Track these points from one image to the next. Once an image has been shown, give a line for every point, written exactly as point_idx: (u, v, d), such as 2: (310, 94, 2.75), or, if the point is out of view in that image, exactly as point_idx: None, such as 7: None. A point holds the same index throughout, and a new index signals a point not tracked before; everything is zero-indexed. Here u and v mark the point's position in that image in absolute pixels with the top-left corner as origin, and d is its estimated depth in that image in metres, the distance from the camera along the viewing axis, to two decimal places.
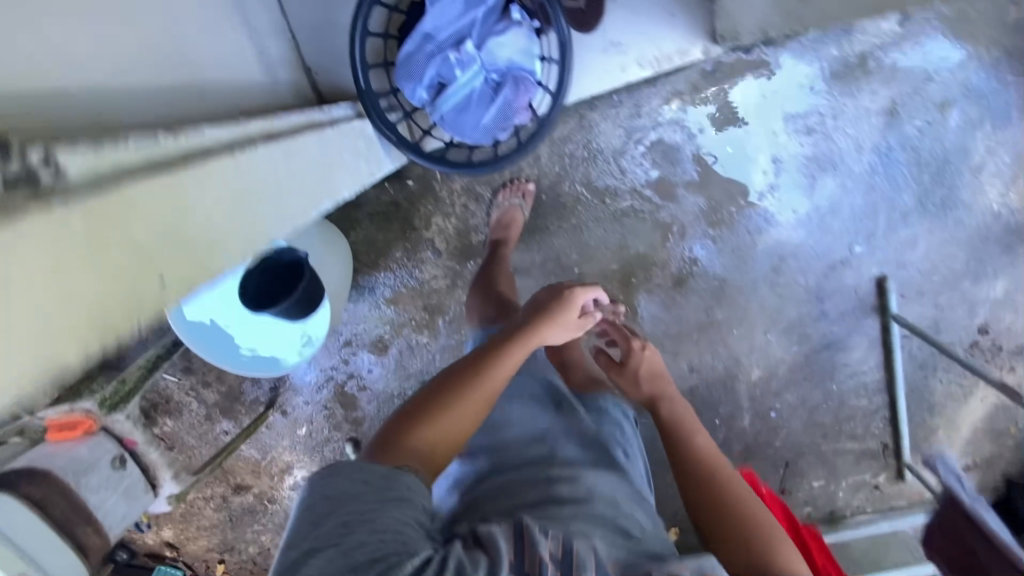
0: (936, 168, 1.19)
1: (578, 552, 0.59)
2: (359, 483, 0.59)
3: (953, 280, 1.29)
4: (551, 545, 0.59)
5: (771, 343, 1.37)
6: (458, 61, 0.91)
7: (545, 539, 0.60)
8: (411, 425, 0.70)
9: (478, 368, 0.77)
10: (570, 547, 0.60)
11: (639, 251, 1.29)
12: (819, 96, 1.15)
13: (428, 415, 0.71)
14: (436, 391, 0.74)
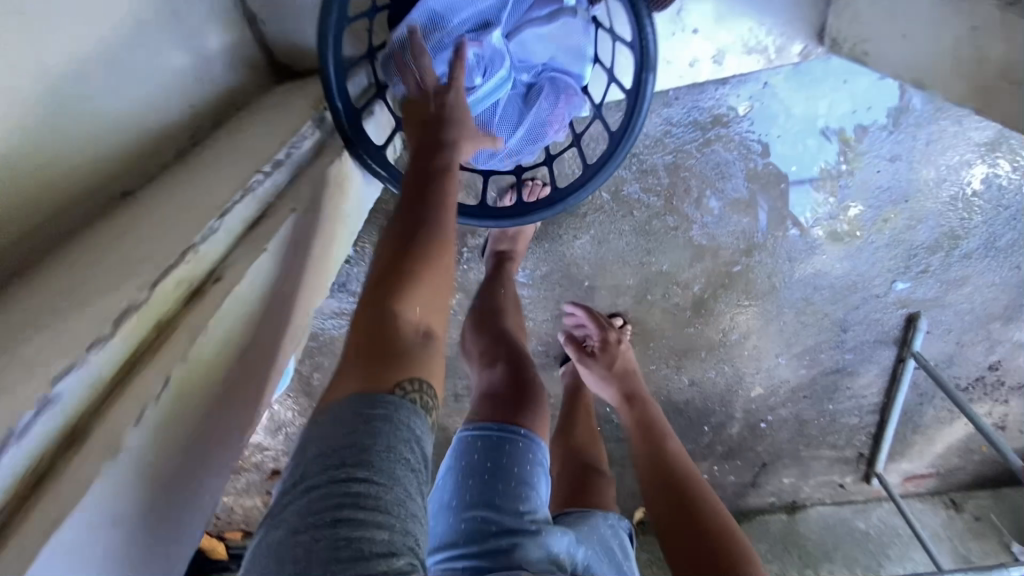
0: (1016, 209, 1.02)
1: None
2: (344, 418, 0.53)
3: (985, 320, 1.20)
4: None
5: (779, 364, 1.28)
6: (477, 60, 0.70)
7: None
8: (382, 306, 0.58)
9: (435, 212, 0.63)
10: None
11: (662, 269, 1.10)
12: (916, 116, 0.92)
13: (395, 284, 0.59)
14: (394, 256, 0.60)
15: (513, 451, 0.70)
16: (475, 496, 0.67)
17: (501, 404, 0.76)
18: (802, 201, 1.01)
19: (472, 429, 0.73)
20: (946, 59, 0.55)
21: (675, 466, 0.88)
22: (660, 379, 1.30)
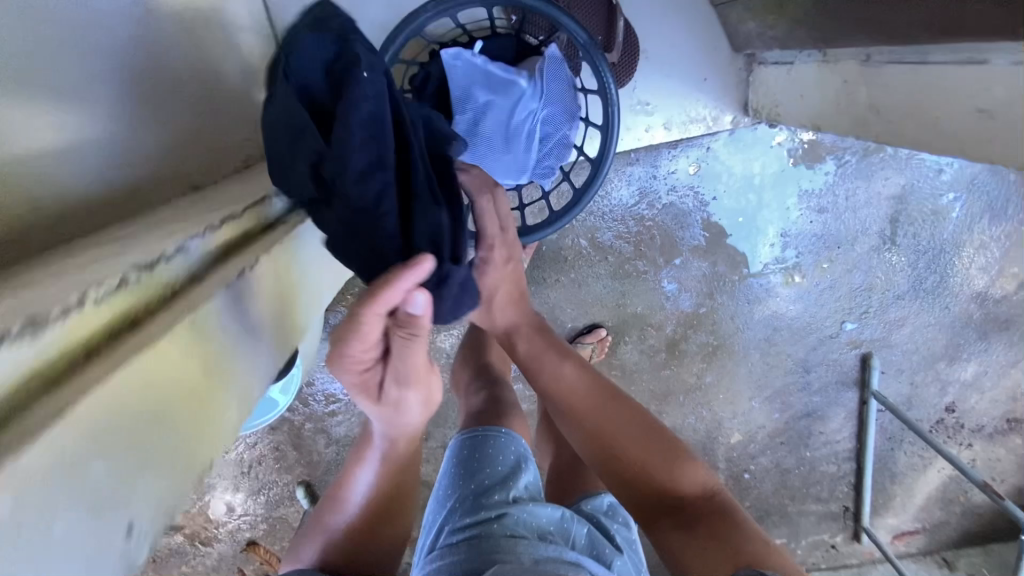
0: (933, 255, 1.20)
1: None
2: None
3: (929, 363, 1.32)
4: None
5: (753, 410, 1.36)
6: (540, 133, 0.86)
7: None
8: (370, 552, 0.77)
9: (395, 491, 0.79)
10: None
11: (636, 311, 1.22)
12: (831, 175, 1.13)
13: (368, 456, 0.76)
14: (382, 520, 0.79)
15: (497, 446, 0.79)
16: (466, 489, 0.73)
17: (489, 412, 0.87)
18: (752, 245, 1.17)
19: (463, 434, 0.83)
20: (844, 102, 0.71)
21: (581, 411, 0.76)
22: None
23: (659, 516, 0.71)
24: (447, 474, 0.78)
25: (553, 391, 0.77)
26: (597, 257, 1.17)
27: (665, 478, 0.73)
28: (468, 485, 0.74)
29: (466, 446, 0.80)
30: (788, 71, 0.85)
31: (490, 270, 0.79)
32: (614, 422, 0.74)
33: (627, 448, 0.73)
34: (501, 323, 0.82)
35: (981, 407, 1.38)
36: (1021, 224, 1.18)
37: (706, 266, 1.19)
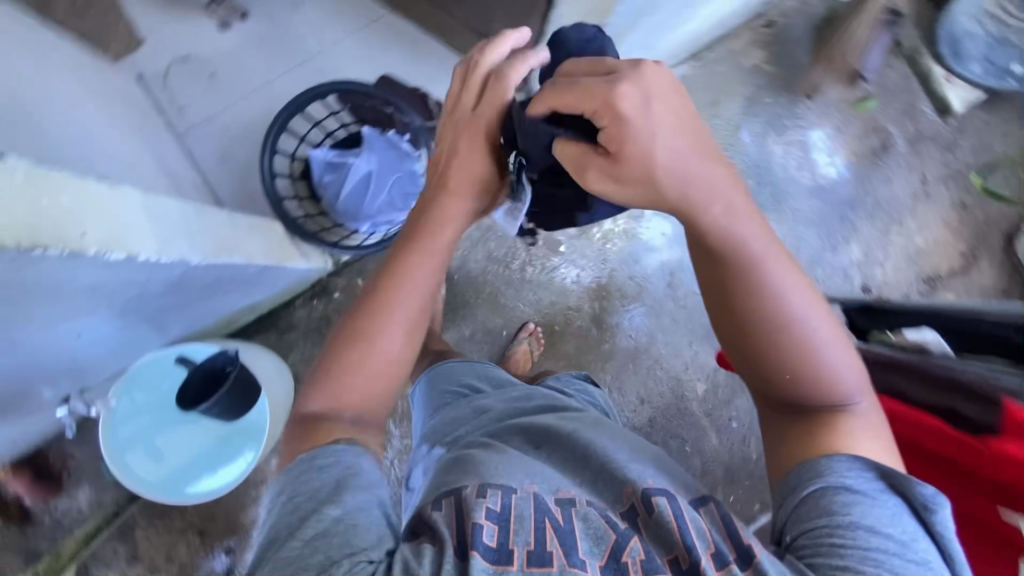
0: (754, 172, 1.49)
1: (519, 503, 0.55)
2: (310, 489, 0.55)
3: (818, 256, 1.50)
4: (490, 501, 0.55)
5: (700, 355, 1.48)
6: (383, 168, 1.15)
7: (483, 498, 0.55)
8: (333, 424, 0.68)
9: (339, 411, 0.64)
10: (511, 501, 0.55)
11: (550, 300, 1.46)
12: None
13: (336, 398, 0.64)
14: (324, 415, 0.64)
15: (469, 367, 0.96)
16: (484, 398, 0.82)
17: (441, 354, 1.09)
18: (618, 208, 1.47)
19: (428, 371, 1.00)
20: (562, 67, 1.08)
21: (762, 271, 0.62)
22: None
23: (782, 406, 0.65)
24: (423, 394, 0.94)
25: (723, 242, 0.61)
26: (501, 269, 1.45)
27: (814, 375, 0.63)
28: (434, 399, 0.91)
29: (449, 374, 0.94)
30: None
31: (596, 173, 0.57)
32: (785, 293, 0.62)
33: (790, 329, 0.62)
34: (662, 177, 0.55)
35: (890, 278, 1.50)
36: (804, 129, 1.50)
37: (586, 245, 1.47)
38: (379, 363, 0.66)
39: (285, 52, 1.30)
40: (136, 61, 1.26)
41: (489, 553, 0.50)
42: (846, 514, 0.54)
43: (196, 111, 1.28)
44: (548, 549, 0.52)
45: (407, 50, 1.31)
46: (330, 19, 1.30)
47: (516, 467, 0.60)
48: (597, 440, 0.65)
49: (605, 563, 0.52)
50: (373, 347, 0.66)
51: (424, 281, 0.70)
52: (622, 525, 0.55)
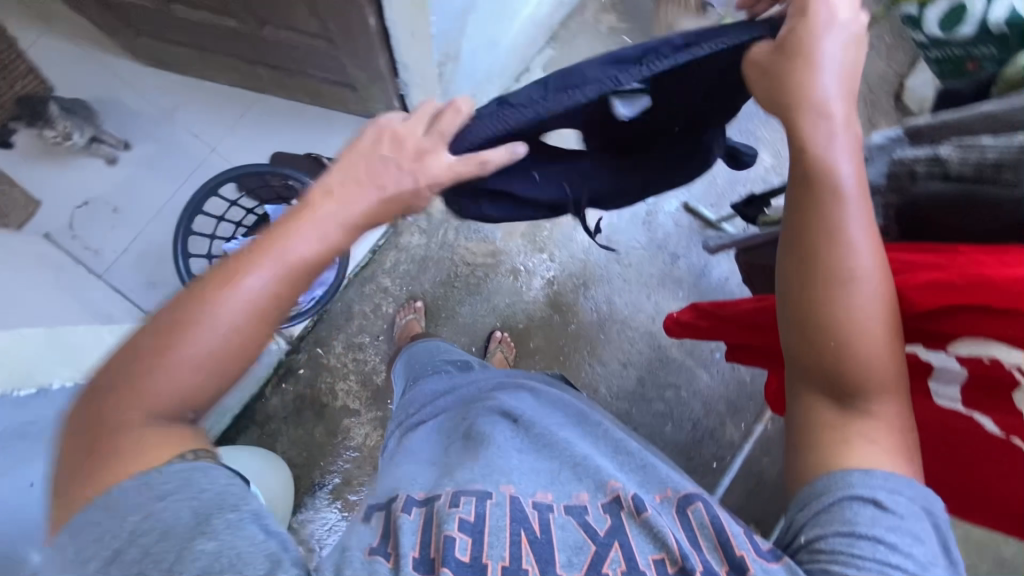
0: None
1: (493, 511, 0.52)
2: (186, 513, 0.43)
3: (734, 175, 1.56)
4: (462, 510, 0.51)
5: (662, 304, 1.51)
6: None
7: (455, 508, 0.51)
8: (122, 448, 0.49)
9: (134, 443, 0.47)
10: (485, 509, 0.52)
11: (506, 304, 1.49)
12: None
13: (141, 383, 0.48)
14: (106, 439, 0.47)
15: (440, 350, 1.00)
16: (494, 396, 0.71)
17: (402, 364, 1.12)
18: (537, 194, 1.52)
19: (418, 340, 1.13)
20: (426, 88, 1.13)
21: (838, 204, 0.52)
22: (595, 386, 1.48)
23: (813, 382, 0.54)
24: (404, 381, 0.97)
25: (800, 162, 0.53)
26: (450, 291, 1.48)
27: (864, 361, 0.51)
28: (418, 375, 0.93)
29: (423, 358, 0.99)
30: None
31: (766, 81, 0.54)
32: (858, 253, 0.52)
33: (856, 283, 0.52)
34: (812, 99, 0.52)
35: None
36: None
37: (521, 241, 1.51)
38: (191, 354, 0.49)
39: (177, 165, 1.35)
40: (42, 223, 1.31)
41: (411, 561, 0.48)
42: (851, 528, 0.47)
43: (111, 248, 1.32)
44: (523, 565, 0.48)
45: (290, 127, 1.37)
46: (210, 124, 1.37)
47: (502, 469, 0.57)
48: (577, 439, 0.63)
49: (585, 573, 0.48)
50: (192, 335, 0.49)
51: (293, 260, 0.52)
52: (602, 532, 0.52)
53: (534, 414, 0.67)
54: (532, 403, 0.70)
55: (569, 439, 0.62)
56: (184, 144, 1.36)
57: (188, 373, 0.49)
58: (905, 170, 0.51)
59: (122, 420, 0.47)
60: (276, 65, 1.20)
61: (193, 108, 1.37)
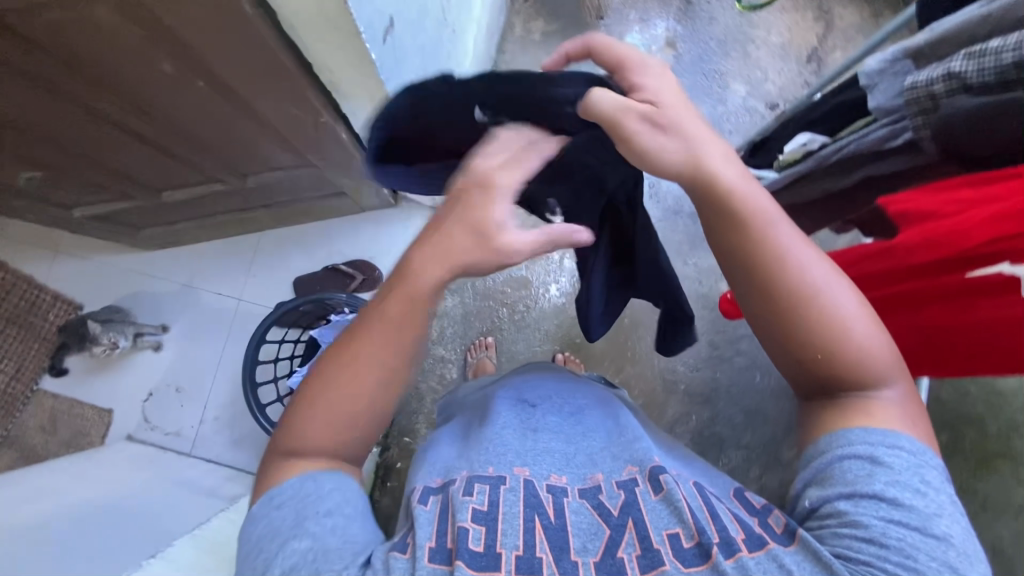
0: None
1: (506, 497, 0.56)
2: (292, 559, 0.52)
3: (715, 117, 1.56)
4: (476, 499, 0.56)
5: (700, 264, 1.50)
6: None
7: (469, 497, 0.56)
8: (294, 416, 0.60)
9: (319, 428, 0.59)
10: (498, 496, 0.57)
11: (557, 326, 1.50)
12: None
13: (318, 398, 0.58)
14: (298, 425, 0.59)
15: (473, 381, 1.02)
16: (513, 388, 0.78)
17: None
18: None
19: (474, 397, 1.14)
20: None
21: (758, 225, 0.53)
22: (672, 367, 1.48)
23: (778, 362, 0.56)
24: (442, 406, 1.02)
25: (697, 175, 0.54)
26: (501, 336, 1.50)
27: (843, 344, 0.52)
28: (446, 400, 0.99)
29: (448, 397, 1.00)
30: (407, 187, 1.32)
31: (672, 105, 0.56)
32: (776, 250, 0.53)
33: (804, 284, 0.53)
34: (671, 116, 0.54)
35: (779, 86, 1.57)
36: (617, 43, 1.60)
37: (545, 263, 1.52)
38: (358, 386, 0.58)
39: (213, 327, 1.42)
40: (121, 427, 1.38)
41: (428, 552, 0.52)
42: (839, 484, 0.50)
43: (189, 425, 1.38)
44: (537, 553, 0.52)
45: (301, 250, 1.44)
46: (229, 278, 1.43)
47: (515, 452, 0.63)
48: (592, 429, 0.69)
49: (600, 559, 0.52)
50: (355, 366, 0.58)
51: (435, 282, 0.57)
52: (614, 514, 0.55)
53: (550, 403, 0.73)
54: (548, 390, 0.76)
55: (586, 431, 0.68)
56: (212, 304, 1.43)
57: (355, 402, 0.58)
58: (922, 94, 0.47)
59: (304, 442, 0.58)
60: (266, 204, 1.25)
61: (208, 269, 1.44)
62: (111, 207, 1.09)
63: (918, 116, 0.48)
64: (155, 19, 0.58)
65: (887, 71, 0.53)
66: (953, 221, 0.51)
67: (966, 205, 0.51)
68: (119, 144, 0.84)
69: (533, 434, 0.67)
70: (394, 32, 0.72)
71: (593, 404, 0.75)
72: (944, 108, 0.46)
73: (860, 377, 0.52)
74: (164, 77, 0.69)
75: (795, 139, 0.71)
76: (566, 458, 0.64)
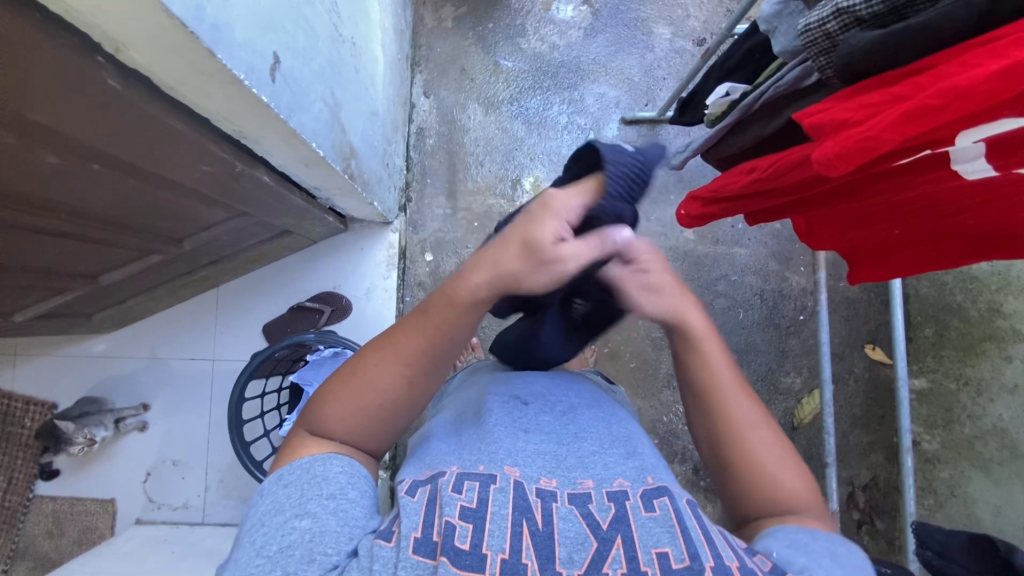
0: (541, 75, 1.53)
1: (495, 496, 0.55)
2: (291, 539, 0.52)
3: (647, 66, 1.53)
4: (464, 496, 0.55)
5: (663, 216, 1.48)
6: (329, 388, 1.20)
7: (458, 494, 0.55)
8: (325, 393, 0.66)
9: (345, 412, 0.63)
10: (487, 494, 0.56)
11: None
12: (462, 151, 1.51)
13: (348, 384, 0.64)
14: (326, 408, 0.64)
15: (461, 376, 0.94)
16: (506, 383, 0.78)
17: None
18: (491, 195, 1.49)
19: None
20: (344, 192, 1.12)
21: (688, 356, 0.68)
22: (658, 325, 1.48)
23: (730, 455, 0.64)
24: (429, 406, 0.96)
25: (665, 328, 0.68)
26: (484, 334, 1.49)
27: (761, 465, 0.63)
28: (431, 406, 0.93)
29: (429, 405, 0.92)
30: (352, 208, 1.27)
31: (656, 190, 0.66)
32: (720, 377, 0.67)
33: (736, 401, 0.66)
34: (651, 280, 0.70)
35: (703, 21, 1.54)
36: (533, 11, 1.55)
37: None
38: (383, 385, 0.63)
39: (194, 393, 1.39)
40: (128, 513, 1.35)
41: (412, 543, 0.52)
42: (796, 556, 0.53)
43: (194, 495, 1.36)
44: (523, 559, 0.51)
45: (263, 296, 1.41)
46: (198, 340, 1.40)
47: (506, 451, 0.62)
48: (585, 431, 0.68)
49: (586, 569, 0.51)
50: (382, 363, 0.64)
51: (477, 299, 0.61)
52: (603, 526, 0.54)
53: (542, 402, 0.72)
54: (541, 387, 0.76)
55: (578, 434, 0.67)
56: (187, 371, 1.39)
57: (380, 400, 0.63)
58: (817, 34, 0.48)
59: (325, 422, 0.64)
60: (212, 260, 1.20)
61: (174, 337, 1.40)
62: (51, 303, 1.04)
63: (820, 56, 0.49)
64: (16, 116, 0.53)
65: (782, 13, 0.54)
66: (867, 127, 0.45)
67: (875, 109, 0.46)
68: (32, 242, 0.80)
69: (525, 433, 0.65)
70: (282, 66, 0.67)
71: (583, 404, 0.74)
72: (843, 45, 0.46)
73: (770, 501, 0.61)
74: (52, 169, 0.65)
75: (716, 92, 0.70)
76: (557, 457, 0.62)
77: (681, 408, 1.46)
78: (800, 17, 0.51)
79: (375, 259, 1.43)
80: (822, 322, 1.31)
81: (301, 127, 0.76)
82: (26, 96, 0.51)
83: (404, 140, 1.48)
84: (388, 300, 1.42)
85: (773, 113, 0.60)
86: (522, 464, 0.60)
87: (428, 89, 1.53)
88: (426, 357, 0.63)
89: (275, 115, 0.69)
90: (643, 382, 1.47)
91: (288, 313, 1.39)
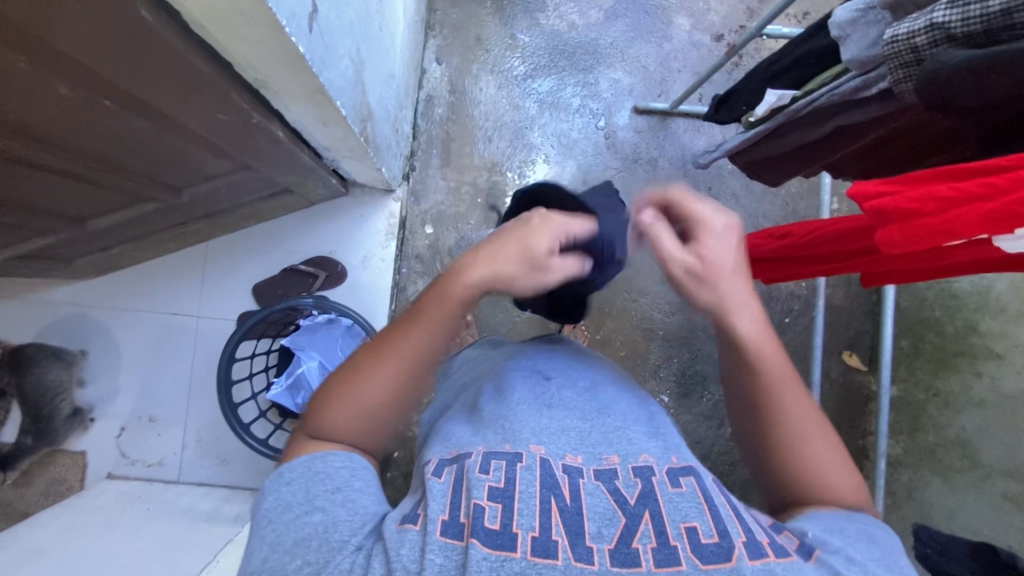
0: (557, 55, 1.50)
1: (523, 475, 0.53)
2: (301, 534, 0.51)
3: (663, 56, 1.52)
4: (492, 477, 0.52)
5: None
6: (322, 356, 1.18)
7: (484, 475, 0.52)
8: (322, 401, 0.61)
9: (345, 407, 0.59)
10: (515, 474, 0.53)
11: None
12: (471, 124, 1.47)
13: (346, 389, 0.60)
14: (324, 410, 0.60)
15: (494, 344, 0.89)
16: (525, 360, 0.74)
17: None
18: (496, 172, 1.46)
19: None
20: (353, 155, 1.08)
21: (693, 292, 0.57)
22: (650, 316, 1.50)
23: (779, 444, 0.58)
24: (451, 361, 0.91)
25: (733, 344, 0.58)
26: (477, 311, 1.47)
27: (818, 471, 0.57)
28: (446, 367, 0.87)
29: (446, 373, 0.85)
30: (356, 172, 1.22)
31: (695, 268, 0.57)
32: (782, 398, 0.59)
33: (777, 405, 0.58)
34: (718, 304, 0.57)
35: (723, 17, 1.53)
36: None
37: None
38: (382, 382, 0.60)
39: (174, 350, 1.34)
40: (99, 467, 1.31)
41: (440, 526, 0.49)
42: (833, 539, 0.51)
43: (170, 454, 1.32)
44: (554, 536, 0.48)
45: (254, 255, 1.36)
46: (182, 296, 1.35)
47: (530, 429, 0.59)
48: (608, 407, 0.65)
49: (614, 545, 0.48)
50: (385, 362, 0.60)
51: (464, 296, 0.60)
52: (630, 501, 0.52)
53: (565, 377, 0.70)
54: (559, 364, 0.73)
55: (602, 409, 0.64)
56: (168, 328, 1.34)
57: (382, 401, 0.60)
58: (904, 47, 0.49)
59: (327, 425, 0.59)
60: (207, 213, 1.15)
61: (157, 291, 1.34)
62: (35, 245, 0.98)
63: (900, 69, 0.50)
64: (36, 42, 0.49)
65: (858, 21, 0.54)
66: (940, 220, 0.48)
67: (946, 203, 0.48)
68: (26, 178, 0.74)
69: (549, 408, 0.62)
70: (319, 16, 0.64)
71: (604, 380, 0.71)
72: (931, 60, 0.47)
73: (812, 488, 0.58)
74: (64, 103, 0.60)
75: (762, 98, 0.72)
76: (581, 436, 0.59)
77: (666, 398, 1.49)
78: (885, 27, 0.52)
79: (376, 226, 1.39)
80: (816, 325, 1.34)
81: (328, 84, 0.72)
82: (52, 21, 0.47)
83: (413, 107, 1.43)
84: (384, 270, 1.39)
85: (821, 118, 0.62)
86: (546, 446, 0.57)
87: (441, 56, 1.48)
88: (425, 352, 0.61)
89: (307, 67, 0.65)
90: (631, 371, 1.49)
91: (279, 274, 1.35)
